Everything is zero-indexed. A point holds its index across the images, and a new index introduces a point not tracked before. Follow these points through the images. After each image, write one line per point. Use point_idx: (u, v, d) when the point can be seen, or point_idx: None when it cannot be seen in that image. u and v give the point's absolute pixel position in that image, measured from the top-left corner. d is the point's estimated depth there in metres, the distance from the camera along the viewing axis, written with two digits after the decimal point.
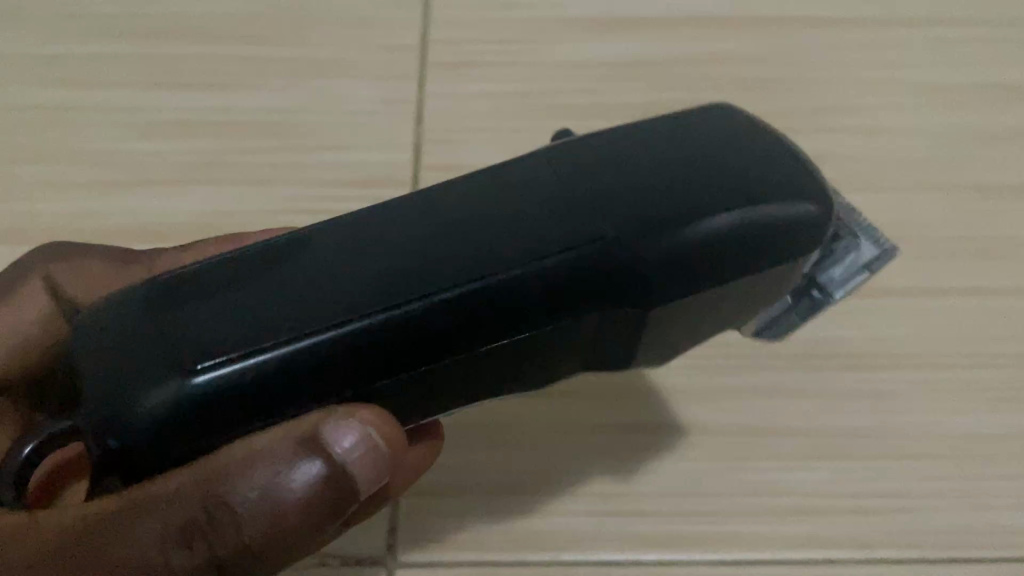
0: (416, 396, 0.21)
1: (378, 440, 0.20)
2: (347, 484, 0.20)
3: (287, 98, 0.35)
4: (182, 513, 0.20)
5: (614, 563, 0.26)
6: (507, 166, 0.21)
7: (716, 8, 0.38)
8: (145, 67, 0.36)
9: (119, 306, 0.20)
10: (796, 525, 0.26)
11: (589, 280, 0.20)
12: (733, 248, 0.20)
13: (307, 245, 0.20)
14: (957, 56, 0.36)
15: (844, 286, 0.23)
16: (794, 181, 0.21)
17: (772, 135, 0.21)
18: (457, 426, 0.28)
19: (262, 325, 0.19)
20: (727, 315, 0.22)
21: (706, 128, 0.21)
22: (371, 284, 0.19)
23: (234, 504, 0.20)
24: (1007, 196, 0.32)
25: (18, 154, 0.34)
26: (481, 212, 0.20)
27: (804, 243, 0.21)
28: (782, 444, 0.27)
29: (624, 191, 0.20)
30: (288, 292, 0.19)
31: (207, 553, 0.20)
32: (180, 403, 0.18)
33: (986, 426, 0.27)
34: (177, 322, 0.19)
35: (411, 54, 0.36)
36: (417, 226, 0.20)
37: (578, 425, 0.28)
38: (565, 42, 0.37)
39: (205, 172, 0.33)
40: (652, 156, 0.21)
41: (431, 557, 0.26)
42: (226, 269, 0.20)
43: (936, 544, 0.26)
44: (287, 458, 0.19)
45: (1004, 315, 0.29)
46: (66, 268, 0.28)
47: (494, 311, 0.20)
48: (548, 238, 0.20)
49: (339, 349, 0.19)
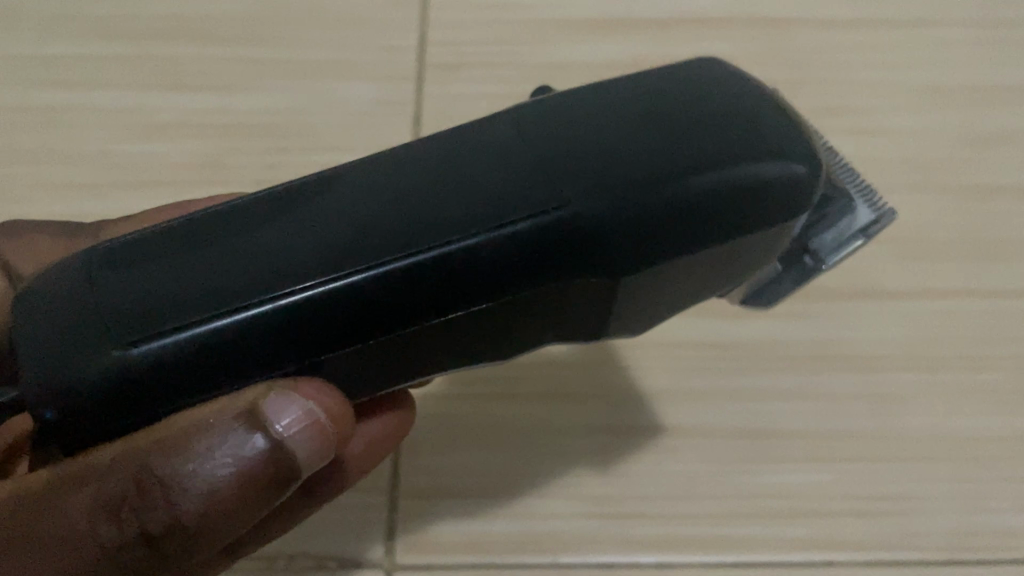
0: (382, 367, 0.20)
1: (320, 414, 0.19)
2: (288, 461, 0.19)
3: (285, 99, 0.35)
4: (114, 486, 0.18)
5: (616, 565, 0.25)
6: (476, 124, 0.20)
7: (716, 10, 0.38)
8: (141, 68, 0.36)
9: (57, 268, 0.19)
10: (795, 527, 0.26)
11: (555, 247, 0.19)
12: (710, 211, 0.19)
13: (259, 212, 0.19)
14: (957, 57, 0.36)
15: (837, 252, 0.23)
16: (779, 140, 0.19)
17: (758, 91, 0.20)
18: (440, 418, 0.28)
19: (206, 296, 0.18)
20: (711, 280, 0.21)
21: (692, 80, 0.20)
22: (324, 253, 0.18)
23: (166, 478, 0.18)
24: (1006, 197, 0.32)
25: (15, 154, 0.34)
26: (450, 173, 0.19)
27: (794, 206, 0.20)
28: (785, 448, 0.27)
29: (596, 153, 0.19)
30: (233, 259, 0.18)
31: (136, 528, 0.18)
32: (118, 376, 0.17)
33: (988, 428, 0.27)
34: (111, 286, 0.18)
35: (409, 55, 0.36)
36: (381, 185, 0.19)
37: (570, 425, 0.28)
38: (564, 43, 0.37)
39: (203, 171, 0.33)
40: (635, 110, 0.19)
41: (428, 560, 0.26)
42: (169, 229, 0.19)
43: (939, 548, 0.26)
44: (221, 432, 0.18)
45: (1005, 316, 0.29)
46: (21, 247, 0.28)
47: (455, 280, 0.18)
48: (512, 205, 0.18)
49: (289, 319, 0.18)
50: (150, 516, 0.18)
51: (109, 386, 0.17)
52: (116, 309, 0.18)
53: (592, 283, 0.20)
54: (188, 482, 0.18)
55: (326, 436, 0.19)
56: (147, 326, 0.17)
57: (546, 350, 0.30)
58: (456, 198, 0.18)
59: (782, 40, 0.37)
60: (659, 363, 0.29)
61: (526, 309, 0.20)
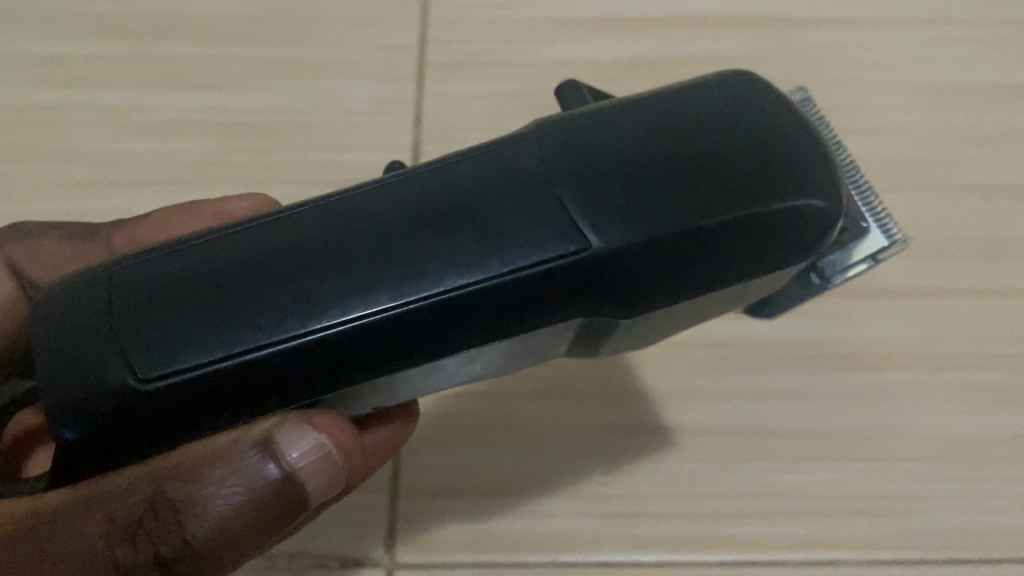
0: (380, 389, 0.19)
1: (332, 447, 0.19)
2: (297, 490, 0.20)
3: (285, 99, 0.35)
4: (129, 510, 0.19)
5: (617, 564, 0.26)
6: (496, 144, 0.18)
7: (718, 8, 0.37)
8: (139, 66, 0.36)
9: (71, 282, 0.18)
10: (793, 526, 0.26)
11: (571, 284, 0.17)
12: (733, 248, 0.18)
13: (268, 240, 0.17)
14: (959, 56, 0.36)
15: (843, 274, 0.23)
16: (807, 173, 0.18)
17: (790, 116, 0.19)
18: (443, 421, 0.28)
19: (212, 334, 0.17)
20: (718, 303, 0.20)
21: (717, 101, 0.19)
22: (332, 291, 0.17)
23: (180, 504, 0.19)
24: (1007, 197, 0.32)
25: (14, 154, 0.34)
26: (466, 201, 0.17)
27: (813, 242, 0.19)
28: (785, 447, 0.27)
29: (622, 182, 0.17)
30: (240, 295, 0.17)
31: (151, 550, 0.19)
32: (132, 409, 0.17)
33: (986, 427, 0.28)
34: (124, 311, 0.17)
35: (409, 54, 0.36)
36: (392, 213, 0.17)
37: (571, 424, 0.28)
38: (565, 42, 0.36)
39: (204, 172, 0.33)
40: (665, 134, 0.18)
41: (428, 558, 0.26)
42: (179, 253, 0.18)
43: (935, 546, 0.26)
44: (236, 462, 0.19)
45: (1004, 316, 0.29)
46: (29, 251, 0.28)
47: (466, 319, 0.17)
48: (528, 239, 0.17)
49: (295, 361, 0.17)
50: (165, 537, 0.19)
51: (125, 417, 0.17)
52: (128, 338, 0.17)
53: (605, 317, 0.18)
54: (203, 506, 0.19)
55: (337, 468, 0.20)
56: (157, 360, 0.17)
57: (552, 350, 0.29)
58: (470, 231, 0.17)
59: (783, 38, 0.37)
60: (660, 364, 0.29)
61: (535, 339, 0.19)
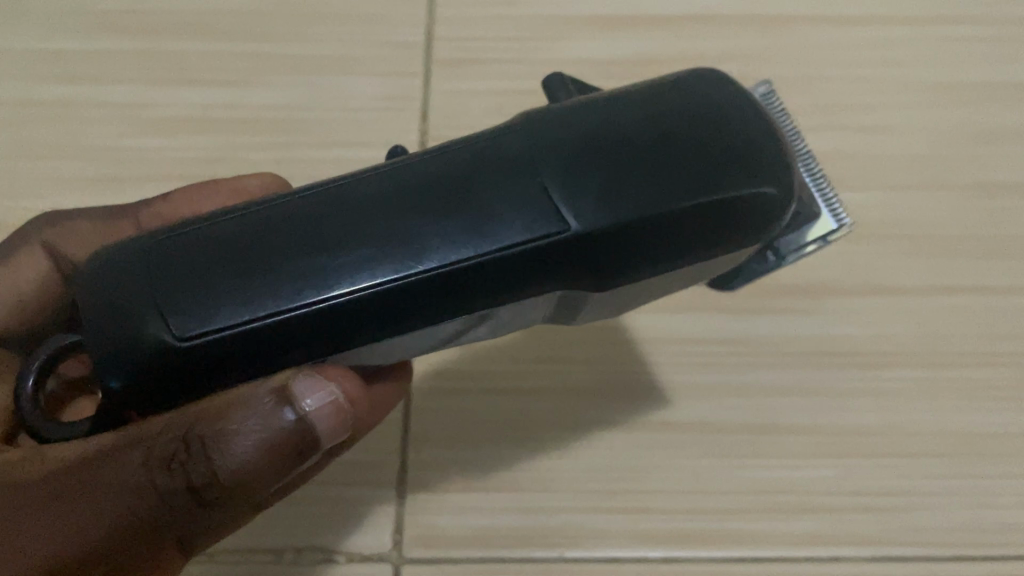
0: (368, 355, 0.19)
1: (343, 396, 0.19)
2: (311, 433, 0.20)
3: (289, 95, 0.35)
4: (165, 445, 0.19)
5: (623, 559, 0.26)
6: (486, 131, 0.18)
7: (721, 6, 0.37)
8: (144, 63, 0.36)
9: (114, 245, 0.18)
10: (802, 522, 0.26)
11: (554, 264, 0.18)
12: (699, 231, 0.18)
13: (285, 211, 0.17)
14: (962, 54, 0.36)
15: (796, 254, 0.25)
16: (759, 157, 0.18)
17: (755, 106, 0.19)
18: (442, 412, 0.28)
19: (239, 298, 0.17)
20: (686, 279, 0.21)
21: (692, 88, 0.19)
22: (338, 263, 0.17)
23: (209, 441, 0.19)
24: (1009, 195, 0.32)
25: (22, 149, 0.34)
26: (472, 179, 0.17)
27: (766, 226, 0.19)
28: (787, 442, 0.27)
29: (602, 167, 0.17)
30: (260, 261, 0.17)
31: (185, 480, 0.20)
32: (169, 365, 0.17)
33: (989, 424, 0.28)
34: (162, 269, 0.17)
35: (413, 52, 0.36)
36: (392, 190, 0.17)
37: (571, 417, 0.28)
38: (568, 40, 0.36)
39: (211, 170, 0.34)
40: (643, 120, 0.18)
41: (434, 555, 0.26)
42: (215, 217, 0.18)
43: (940, 543, 0.26)
44: (256, 407, 0.19)
45: (1007, 313, 0.29)
46: (64, 232, 0.28)
47: (458, 295, 0.17)
48: (517, 222, 0.17)
49: (296, 332, 0.17)
50: (193, 469, 0.19)
51: (165, 371, 0.17)
52: (167, 293, 0.17)
53: (579, 293, 0.19)
54: (227, 444, 0.19)
55: (346, 416, 0.20)
56: (192, 320, 0.17)
57: (541, 330, 0.29)
58: (466, 210, 0.17)
59: (787, 36, 0.37)
60: (663, 358, 0.29)
61: (514, 312, 0.19)
